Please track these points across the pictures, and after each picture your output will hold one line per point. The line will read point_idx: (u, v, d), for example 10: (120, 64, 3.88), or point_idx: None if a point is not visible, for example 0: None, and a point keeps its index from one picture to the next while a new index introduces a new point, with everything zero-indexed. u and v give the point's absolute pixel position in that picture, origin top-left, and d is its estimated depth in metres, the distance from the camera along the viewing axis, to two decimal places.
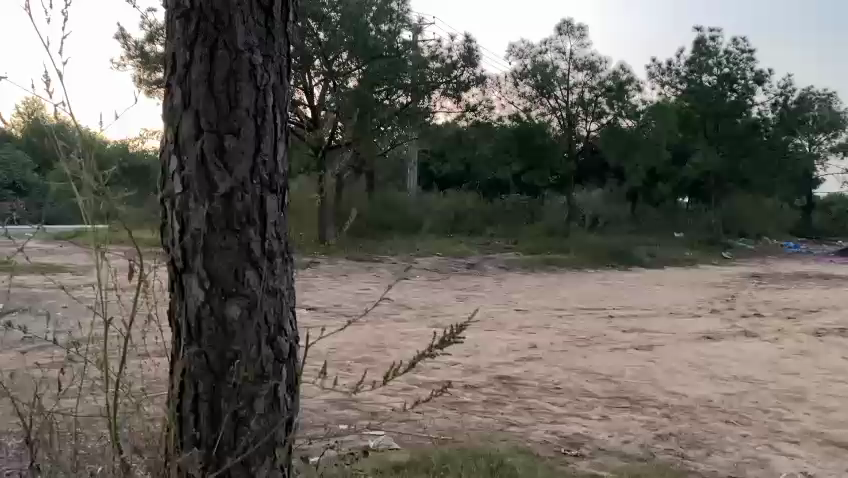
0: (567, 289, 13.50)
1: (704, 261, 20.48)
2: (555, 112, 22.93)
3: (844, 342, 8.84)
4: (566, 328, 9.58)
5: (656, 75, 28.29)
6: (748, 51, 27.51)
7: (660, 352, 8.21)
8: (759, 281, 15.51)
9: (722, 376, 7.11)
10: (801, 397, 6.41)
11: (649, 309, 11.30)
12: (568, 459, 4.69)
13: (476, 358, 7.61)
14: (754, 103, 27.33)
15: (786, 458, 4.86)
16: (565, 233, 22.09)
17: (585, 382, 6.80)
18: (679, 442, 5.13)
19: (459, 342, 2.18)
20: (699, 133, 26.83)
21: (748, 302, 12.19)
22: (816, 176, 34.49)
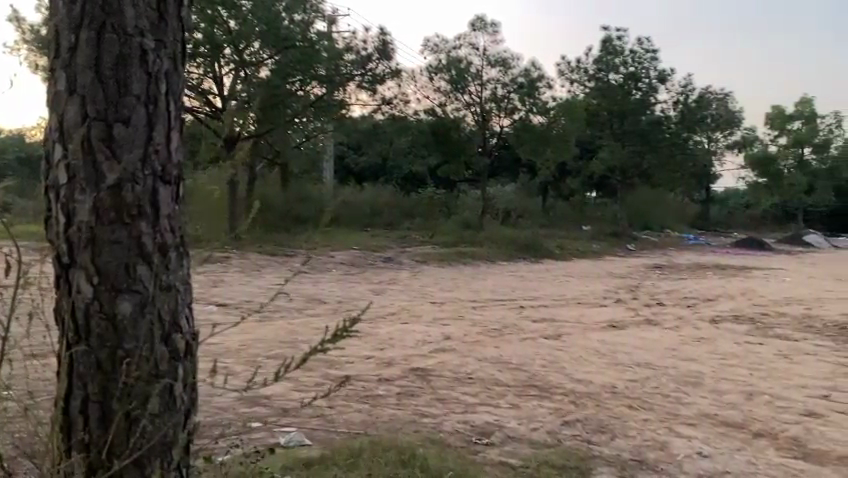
0: (480, 281, 13.72)
1: (611, 253, 21.20)
2: (469, 108, 22.79)
3: (736, 328, 9.38)
4: (479, 319, 9.73)
5: (566, 73, 28.99)
6: (652, 51, 28.54)
7: (568, 340, 8.46)
8: (662, 271, 16.23)
9: (626, 363, 7.40)
10: (697, 381, 6.75)
11: (559, 299, 11.62)
12: (478, 447, 4.77)
13: (390, 351, 7.61)
14: (657, 101, 28.40)
15: (683, 439, 5.11)
16: (479, 227, 22.41)
17: (496, 371, 6.93)
18: (585, 427, 5.31)
19: (351, 335, 2.42)
20: (605, 129, 27.97)
21: (650, 291, 12.74)
22: (713, 172, 36.32)
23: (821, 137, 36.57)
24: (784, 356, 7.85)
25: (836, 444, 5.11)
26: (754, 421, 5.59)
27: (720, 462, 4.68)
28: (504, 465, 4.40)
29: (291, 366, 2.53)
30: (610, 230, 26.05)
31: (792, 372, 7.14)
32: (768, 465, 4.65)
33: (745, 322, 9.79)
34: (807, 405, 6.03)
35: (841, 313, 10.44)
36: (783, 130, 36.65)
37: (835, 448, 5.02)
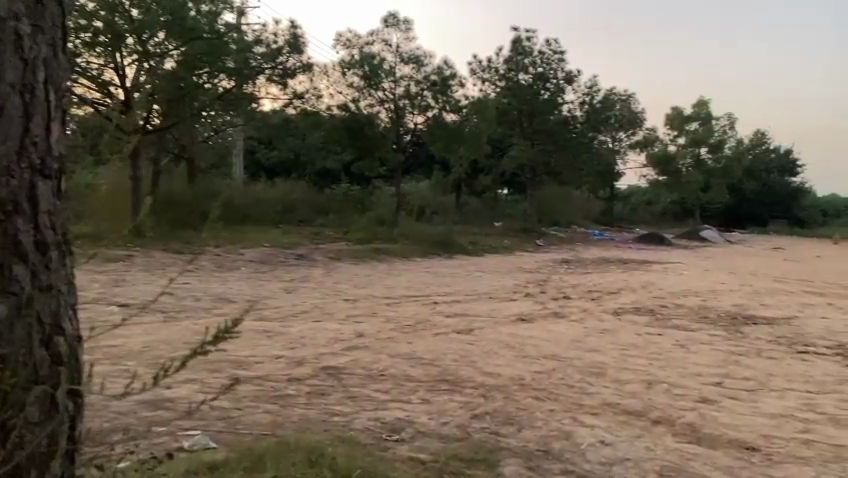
0: (393, 278, 13.74)
1: (522, 249, 21.71)
2: (382, 104, 22.80)
3: (637, 320, 9.79)
4: (391, 315, 9.74)
5: (477, 72, 29.38)
6: (559, 53, 29.37)
7: (478, 334, 8.58)
8: (569, 266, 16.75)
9: (534, 355, 7.58)
10: (601, 371, 6.99)
11: (470, 294, 11.78)
12: (388, 444, 4.76)
13: (300, 350, 7.50)
14: (564, 101, 29.27)
15: (588, 428, 5.28)
16: (393, 223, 22.42)
17: (408, 367, 6.95)
18: (494, 420, 5.41)
19: (234, 335, 2.41)
20: (516, 128, 28.54)
21: (557, 285, 13.13)
22: (617, 170, 37.72)
23: (716, 137, 38.58)
24: (681, 345, 8.25)
25: (727, 428, 5.41)
26: (653, 409, 5.84)
27: (621, 449, 4.86)
28: (414, 461, 4.42)
29: (170, 369, 2.46)
30: (521, 226, 26.63)
31: (687, 360, 7.51)
32: (666, 451, 4.86)
33: (646, 314, 10.22)
34: (701, 391, 6.36)
35: (733, 304, 11.07)
36: (681, 130, 38.46)
37: (726, 432, 5.31)
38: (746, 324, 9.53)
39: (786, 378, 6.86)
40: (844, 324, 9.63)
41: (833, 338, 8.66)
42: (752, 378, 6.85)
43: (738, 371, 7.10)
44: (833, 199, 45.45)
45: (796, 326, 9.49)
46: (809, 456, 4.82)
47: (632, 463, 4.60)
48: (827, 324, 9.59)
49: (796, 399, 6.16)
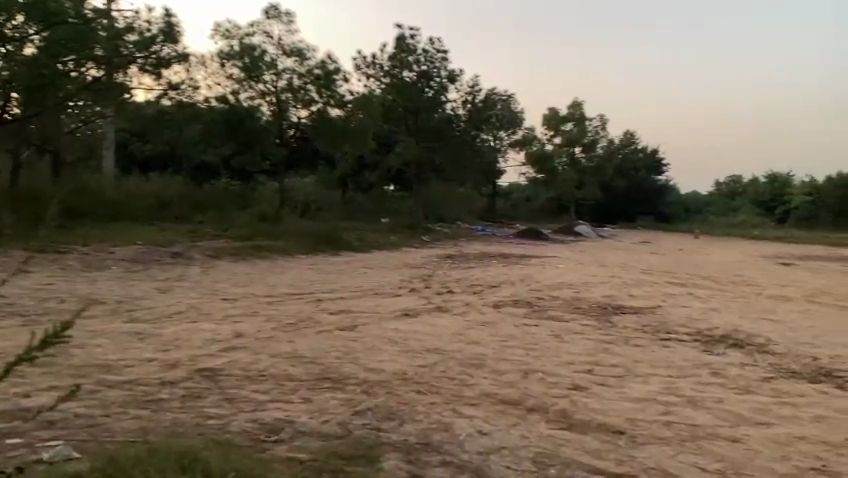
0: (275, 275, 13.46)
1: (408, 244, 21.86)
2: (264, 97, 22.24)
3: (517, 312, 10.12)
4: (273, 314, 9.55)
5: (362, 68, 29.33)
6: (443, 51, 29.85)
7: (361, 331, 8.58)
8: (452, 261, 17.07)
9: (416, 350, 7.65)
10: (481, 362, 7.17)
11: (354, 290, 11.74)
12: (267, 445, 4.66)
13: (175, 352, 7.21)
14: (448, 100, 29.87)
15: (466, 419, 5.40)
16: (276, 219, 21.98)
17: (289, 366, 6.83)
18: (375, 415, 5.42)
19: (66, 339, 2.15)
20: (401, 125, 28.77)
21: (441, 280, 13.34)
22: (499, 168, 38.79)
23: (589, 138, 40.44)
24: (557, 335, 8.60)
25: (596, 413, 5.69)
26: (529, 397, 6.05)
27: (497, 438, 5.00)
28: (292, 461, 4.35)
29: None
30: (407, 221, 26.80)
31: (562, 349, 7.84)
32: (539, 438, 5.05)
33: (525, 306, 10.58)
34: (574, 379, 6.66)
35: (604, 295, 11.68)
36: (557, 130, 40.07)
37: (595, 417, 5.58)
38: (615, 314, 10.08)
39: (650, 364, 7.31)
40: (701, 311, 10.40)
41: (691, 325, 9.33)
42: (620, 364, 7.25)
43: (608, 359, 7.49)
44: (694, 196, 48.94)
45: (659, 314, 10.15)
46: (669, 436, 5.16)
47: (508, 451, 4.74)
48: (687, 312, 10.32)
49: (659, 384, 6.58)
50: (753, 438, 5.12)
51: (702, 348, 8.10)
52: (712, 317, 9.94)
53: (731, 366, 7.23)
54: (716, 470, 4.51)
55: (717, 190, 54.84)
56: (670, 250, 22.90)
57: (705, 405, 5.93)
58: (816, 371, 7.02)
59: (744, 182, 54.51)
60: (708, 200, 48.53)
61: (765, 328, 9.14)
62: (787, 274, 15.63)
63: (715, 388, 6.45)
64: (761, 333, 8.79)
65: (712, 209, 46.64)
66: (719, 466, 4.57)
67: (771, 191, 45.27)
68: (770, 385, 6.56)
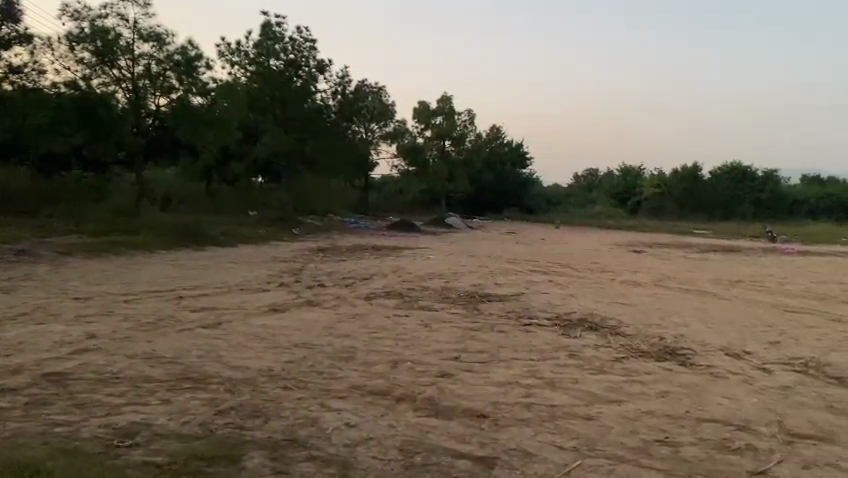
0: (135, 272, 12.75)
1: (276, 238, 21.32)
2: (119, 84, 20.94)
3: (387, 303, 10.18)
4: (131, 313, 9.03)
5: (226, 54, 28.40)
6: (311, 40, 29.51)
7: (226, 328, 8.28)
8: (323, 254, 16.89)
9: (284, 345, 7.50)
10: (350, 355, 7.15)
11: (220, 286, 11.33)
12: (120, 451, 4.39)
13: (18, 357, 6.65)
14: (317, 90, 29.61)
15: (333, 412, 5.35)
16: (135, 213, 20.82)
17: (147, 367, 6.48)
18: (239, 414, 5.26)
19: None
20: (269, 114, 28.11)
21: (311, 274, 13.16)
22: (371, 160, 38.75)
23: (458, 132, 41.00)
24: (426, 325, 8.73)
25: (461, 399, 5.83)
26: (397, 387, 6.10)
27: (364, 429, 5.00)
28: (148, 465, 4.14)
29: None
30: (276, 214, 26.16)
31: (430, 338, 7.96)
32: (407, 426, 5.10)
33: (395, 297, 10.66)
34: (441, 367, 6.78)
35: (472, 284, 11.99)
36: (428, 124, 40.54)
37: (461, 402, 5.71)
38: (482, 302, 10.38)
39: (513, 349, 7.57)
40: (561, 297, 10.91)
41: (552, 310, 9.77)
42: (485, 351, 7.47)
43: (474, 346, 7.68)
44: (555, 189, 51.26)
45: (523, 301, 10.56)
46: (529, 418, 5.37)
47: (375, 442, 4.75)
48: (548, 298, 10.79)
49: (521, 367, 6.85)
50: (605, 415, 5.44)
51: (562, 331, 8.51)
52: (570, 302, 10.47)
53: (586, 348, 7.65)
54: (572, 447, 4.74)
55: (576, 183, 57.73)
56: (534, 240, 23.86)
57: (563, 386, 6.23)
58: (662, 350, 7.57)
59: (600, 175, 57.75)
60: (568, 193, 50.97)
61: (618, 311, 9.73)
62: (638, 261, 16.72)
63: (573, 369, 6.79)
64: (614, 316, 9.36)
65: (571, 201, 49.08)
66: (575, 443, 4.82)
67: (624, 184, 48.32)
68: (621, 364, 6.98)
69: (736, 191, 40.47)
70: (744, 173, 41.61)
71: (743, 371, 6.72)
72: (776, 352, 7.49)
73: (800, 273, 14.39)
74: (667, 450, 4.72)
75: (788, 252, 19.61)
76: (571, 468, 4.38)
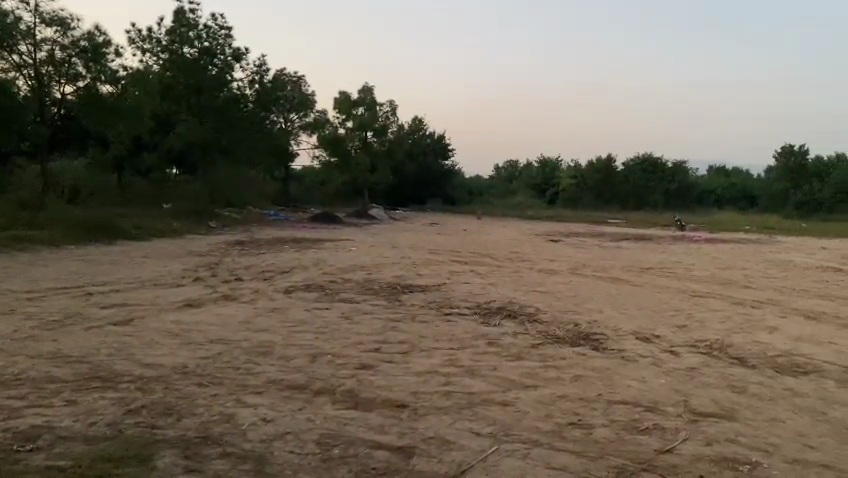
0: (39, 268, 12.11)
1: (192, 232, 20.69)
2: (19, 70, 19.76)
3: (308, 296, 10.05)
4: (34, 311, 8.57)
5: (136, 41, 27.32)
6: (226, 28, 28.76)
7: (137, 325, 7.99)
8: (241, 247, 16.50)
9: (198, 341, 7.30)
10: (268, 350, 7.02)
11: (132, 282, 10.90)
12: (20, 456, 4.17)
13: None
14: (233, 79, 28.84)
15: (249, 408, 5.25)
16: (39, 206, 19.71)
17: (50, 368, 6.17)
18: (150, 412, 5.10)
19: None
20: (183, 104, 27.19)
21: (229, 267, 12.86)
22: (290, 151, 38.14)
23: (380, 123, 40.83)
24: (347, 317, 8.67)
25: (381, 390, 5.82)
26: (316, 380, 6.02)
27: (281, 424, 4.92)
28: (50, 470, 3.94)
29: None
30: (192, 206, 25.34)
31: (350, 330, 7.91)
32: (325, 420, 5.05)
33: (315, 290, 10.53)
34: (361, 359, 6.75)
35: (394, 275, 11.98)
36: (348, 114, 40.17)
37: (381, 394, 5.71)
38: (404, 293, 10.39)
39: (434, 339, 7.62)
40: (482, 287, 11.04)
41: (472, 299, 9.89)
42: (405, 341, 7.48)
43: (394, 336, 7.69)
44: (477, 181, 51.75)
45: (444, 291, 10.63)
46: (447, 406, 5.41)
47: (292, 437, 4.69)
48: (469, 288, 10.90)
49: (441, 356, 6.89)
50: (522, 400, 5.55)
51: (481, 320, 8.62)
52: (490, 291, 10.63)
53: (505, 336, 7.77)
54: (488, 434, 4.81)
55: (497, 174, 58.47)
56: (455, 230, 24.10)
57: (481, 373, 6.32)
58: (577, 336, 7.78)
59: (520, 166, 58.77)
60: (489, 184, 51.54)
61: (536, 299, 9.94)
62: (555, 250, 17.12)
63: (491, 357, 6.89)
64: (532, 304, 9.55)
65: (493, 192, 49.70)
66: (492, 429, 4.89)
67: (543, 175, 49.28)
68: (538, 351, 7.13)
69: (648, 182, 41.94)
70: (655, 165, 43.14)
71: (652, 354, 6.99)
72: (683, 335, 7.82)
73: (706, 259, 15.09)
74: (580, 433, 4.85)
75: (696, 240, 20.50)
76: (488, 454, 4.45)
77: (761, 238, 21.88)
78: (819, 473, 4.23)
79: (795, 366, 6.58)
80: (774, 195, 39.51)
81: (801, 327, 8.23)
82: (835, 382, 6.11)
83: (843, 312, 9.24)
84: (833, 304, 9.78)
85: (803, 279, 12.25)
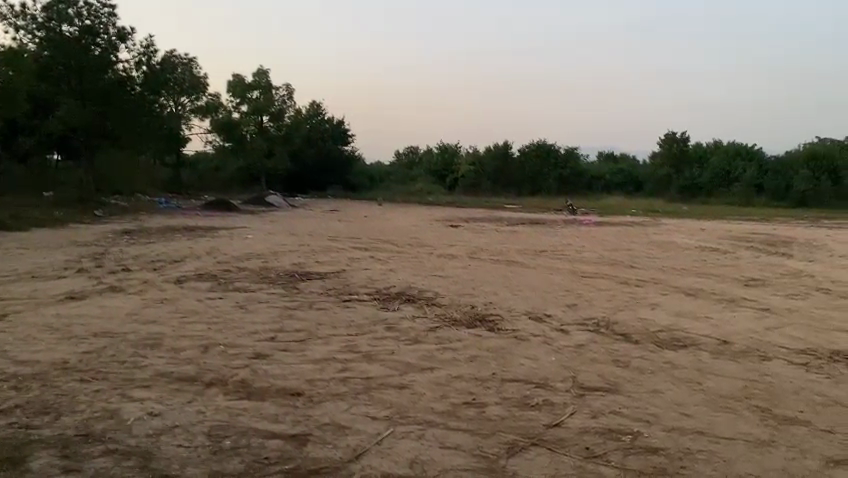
0: None
1: (75, 221, 19.57)
2: None
3: (201, 286, 9.75)
4: None
5: (9, 17, 25.42)
6: (109, 6, 27.16)
7: (11, 320, 7.46)
8: (129, 237, 15.77)
9: (80, 335, 6.92)
10: (157, 342, 6.75)
11: (7, 275, 10.19)
12: None
13: None
14: (118, 60, 27.23)
15: (135, 403, 5.03)
16: None
17: None
18: (25, 412, 4.78)
19: None
20: (62, 86, 25.39)
21: (116, 258, 12.27)
22: (182, 136, 36.75)
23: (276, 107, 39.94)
24: (241, 306, 8.46)
25: (275, 378, 5.71)
26: (207, 371, 5.85)
27: (169, 418, 4.74)
28: None
29: None
30: (75, 193, 23.90)
31: (245, 320, 7.73)
32: (216, 411, 4.91)
33: (208, 279, 10.21)
34: (255, 348, 6.60)
35: (292, 263, 11.80)
36: (243, 98, 39.08)
37: (275, 383, 5.61)
38: (302, 280, 10.23)
39: (331, 326, 7.56)
40: (381, 272, 11.05)
41: (371, 285, 9.88)
42: (302, 329, 7.38)
43: (291, 324, 7.57)
44: (377, 167, 51.74)
45: (343, 278, 10.56)
46: (343, 392, 5.38)
47: (181, 430, 4.53)
48: (368, 274, 10.88)
49: (338, 343, 6.84)
50: (418, 383, 5.59)
51: (380, 305, 8.64)
52: (389, 276, 10.64)
53: (403, 320, 7.82)
54: (384, 417, 4.83)
55: (398, 160, 58.69)
56: (355, 217, 24.00)
57: (378, 358, 6.32)
58: (474, 317, 7.93)
59: (420, 153, 59.17)
60: (389, 170, 51.56)
61: (434, 283, 10.05)
62: (453, 235, 17.36)
63: (389, 341, 6.91)
64: (431, 288, 9.65)
65: (394, 177, 49.82)
66: (388, 412, 4.90)
67: (444, 161, 49.85)
68: (434, 334, 7.21)
69: (542, 168, 43.23)
70: (549, 151, 44.52)
71: (544, 333, 7.23)
72: (573, 314, 8.13)
73: (596, 242, 15.73)
74: (473, 411, 4.95)
75: (586, 224, 21.34)
76: (382, 437, 4.46)
77: (645, 221, 23.10)
78: (692, 439, 4.50)
79: (674, 340, 6.97)
80: (658, 180, 41.74)
81: (681, 304, 8.72)
82: (710, 354, 6.52)
83: (718, 288, 9.88)
84: (709, 281, 10.42)
85: (683, 258, 13.01)
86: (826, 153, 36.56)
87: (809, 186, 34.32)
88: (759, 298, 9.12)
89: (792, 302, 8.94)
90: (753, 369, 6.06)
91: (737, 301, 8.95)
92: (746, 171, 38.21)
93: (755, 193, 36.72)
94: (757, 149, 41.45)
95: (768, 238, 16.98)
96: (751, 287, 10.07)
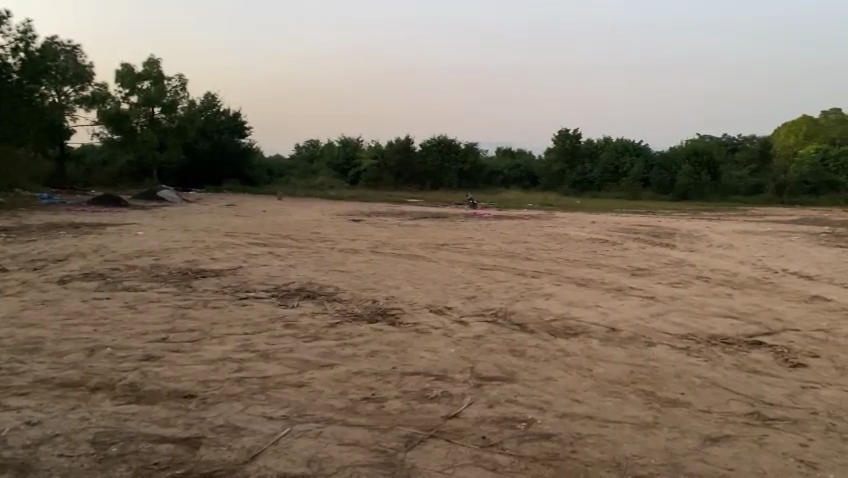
0: None
1: None
2: None
3: (87, 285, 9.25)
4: None
5: None
6: None
7: None
8: (6, 234, 14.75)
9: None
10: (37, 346, 6.34)
11: None
12: None
13: None
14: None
15: (11, 412, 4.71)
16: None
17: None
18: None
19: None
20: None
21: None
22: (65, 127, 34.88)
23: (168, 98, 38.04)
24: (132, 306, 8.09)
25: (168, 381, 5.49)
26: (92, 376, 5.56)
27: (50, 426, 4.48)
28: None
29: None
30: None
31: (134, 320, 7.40)
32: (101, 417, 4.68)
33: (95, 278, 9.71)
34: (146, 350, 6.32)
35: (185, 260, 11.40)
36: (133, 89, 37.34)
37: (167, 385, 5.40)
38: (197, 278, 9.91)
39: (227, 324, 7.35)
40: (280, 268, 10.86)
41: (269, 282, 9.67)
42: (196, 329, 7.14)
43: (184, 324, 7.30)
44: (277, 161, 50.71)
45: (239, 274, 10.29)
46: (239, 392, 5.25)
47: (62, 438, 4.29)
48: (267, 270, 10.66)
49: (234, 342, 6.66)
50: (317, 380, 5.53)
51: (279, 302, 8.47)
52: (288, 272, 10.47)
53: (302, 317, 7.71)
54: (282, 416, 4.74)
55: (298, 153, 57.78)
56: (253, 212, 23.47)
57: (276, 356, 6.20)
58: (374, 312, 7.92)
59: (321, 146, 58.48)
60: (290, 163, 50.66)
61: (335, 278, 9.96)
62: (354, 229, 17.29)
63: (288, 339, 6.80)
64: (331, 284, 9.57)
65: (294, 171, 48.98)
66: (284, 412, 4.82)
67: (345, 154, 49.49)
68: (335, 330, 7.15)
69: (443, 162, 43.76)
70: (449, 145, 45.13)
71: (444, 325, 7.31)
72: (471, 305, 8.27)
73: (494, 235, 16.07)
74: (372, 407, 4.94)
75: (484, 217, 21.76)
76: (279, 437, 4.38)
77: (540, 213, 23.81)
78: (583, 424, 4.68)
79: (566, 329, 7.21)
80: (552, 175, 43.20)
81: (574, 294, 9.05)
82: (600, 341, 6.79)
83: (608, 278, 10.30)
84: (601, 272, 10.86)
85: (576, 250, 13.47)
86: (706, 150, 38.92)
87: (691, 180, 36.43)
88: (645, 287, 9.61)
89: (675, 290, 9.45)
90: (638, 354, 6.36)
91: (626, 290, 9.37)
92: (634, 165, 40.12)
93: (641, 186, 38.70)
94: (644, 145, 43.61)
95: (654, 230, 17.87)
96: (638, 276, 10.56)
